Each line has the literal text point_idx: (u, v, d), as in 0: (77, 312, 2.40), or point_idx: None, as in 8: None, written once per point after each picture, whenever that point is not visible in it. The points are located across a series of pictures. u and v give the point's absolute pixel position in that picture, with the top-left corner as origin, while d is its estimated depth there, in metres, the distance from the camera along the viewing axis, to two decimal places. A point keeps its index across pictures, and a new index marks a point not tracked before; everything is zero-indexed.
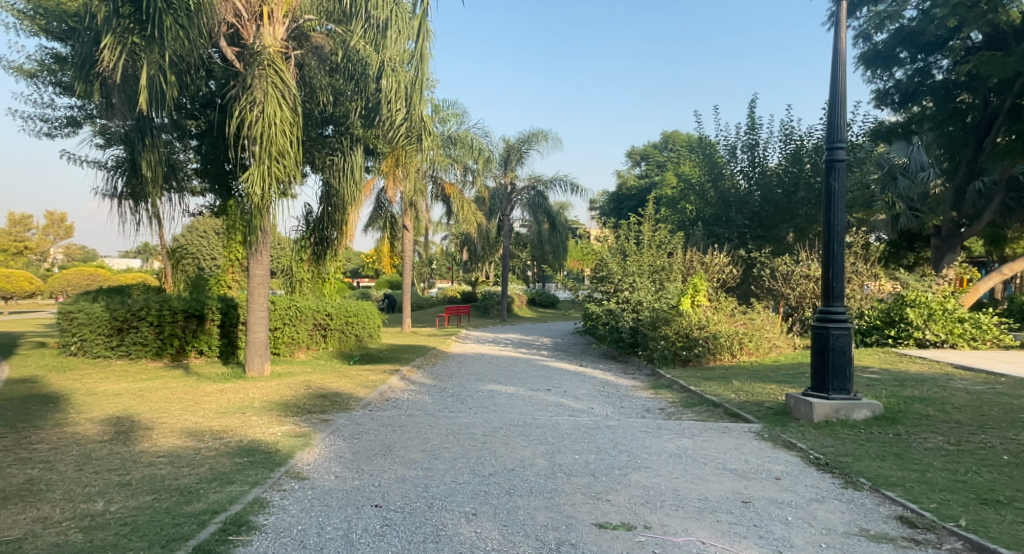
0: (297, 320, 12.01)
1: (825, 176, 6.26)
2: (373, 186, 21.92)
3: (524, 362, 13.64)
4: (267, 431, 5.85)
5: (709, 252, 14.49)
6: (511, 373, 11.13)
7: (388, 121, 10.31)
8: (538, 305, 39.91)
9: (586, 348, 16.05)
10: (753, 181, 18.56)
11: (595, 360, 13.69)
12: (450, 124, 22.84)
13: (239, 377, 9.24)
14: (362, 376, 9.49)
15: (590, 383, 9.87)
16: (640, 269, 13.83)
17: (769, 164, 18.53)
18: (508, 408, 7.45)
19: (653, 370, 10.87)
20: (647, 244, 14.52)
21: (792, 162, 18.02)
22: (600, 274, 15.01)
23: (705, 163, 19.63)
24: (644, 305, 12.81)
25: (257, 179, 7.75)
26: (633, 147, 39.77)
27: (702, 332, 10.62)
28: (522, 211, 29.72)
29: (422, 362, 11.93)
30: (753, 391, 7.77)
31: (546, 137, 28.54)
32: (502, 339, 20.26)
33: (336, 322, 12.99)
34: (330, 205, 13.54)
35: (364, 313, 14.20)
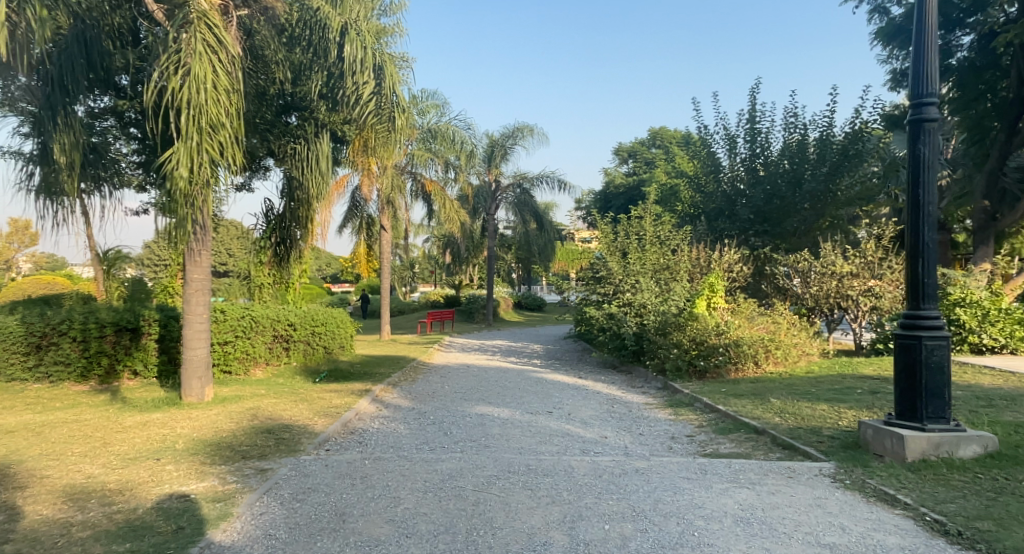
0: (254, 332, 10.38)
1: (909, 141, 4.88)
2: (347, 182, 20.35)
3: (516, 374, 12.16)
4: (179, 493, 4.27)
5: (717, 249, 13.16)
6: (502, 390, 9.64)
7: (354, 97, 8.75)
8: (523, 308, 38.47)
9: (581, 356, 14.62)
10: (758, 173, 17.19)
11: (594, 371, 12.24)
12: (429, 116, 21.33)
13: (173, 404, 7.60)
14: (325, 399, 7.93)
15: (596, 402, 8.43)
16: (642, 269, 12.43)
17: (774, 154, 17.22)
18: (502, 442, 5.94)
19: (666, 384, 9.43)
20: (649, 241, 13.13)
21: (799, 151, 16.77)
22: (596, 275, 13.54)
23: (704, 154, 18.30)
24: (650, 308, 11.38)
25: (184, 159, 6.11)
26: (621, 143, 38.35)
27: (723, 339, 9.21)
28: (508, 209, 28.24)
29: (399, 378, 10.39)
30: (801, 413, 6.38)
31: (531, 132, 27.15)
32: (489, 346, 18.75)
33: (301, 334, 11.44)
34: (294, 200, 11.97)
35: (333, 321, 12.62)
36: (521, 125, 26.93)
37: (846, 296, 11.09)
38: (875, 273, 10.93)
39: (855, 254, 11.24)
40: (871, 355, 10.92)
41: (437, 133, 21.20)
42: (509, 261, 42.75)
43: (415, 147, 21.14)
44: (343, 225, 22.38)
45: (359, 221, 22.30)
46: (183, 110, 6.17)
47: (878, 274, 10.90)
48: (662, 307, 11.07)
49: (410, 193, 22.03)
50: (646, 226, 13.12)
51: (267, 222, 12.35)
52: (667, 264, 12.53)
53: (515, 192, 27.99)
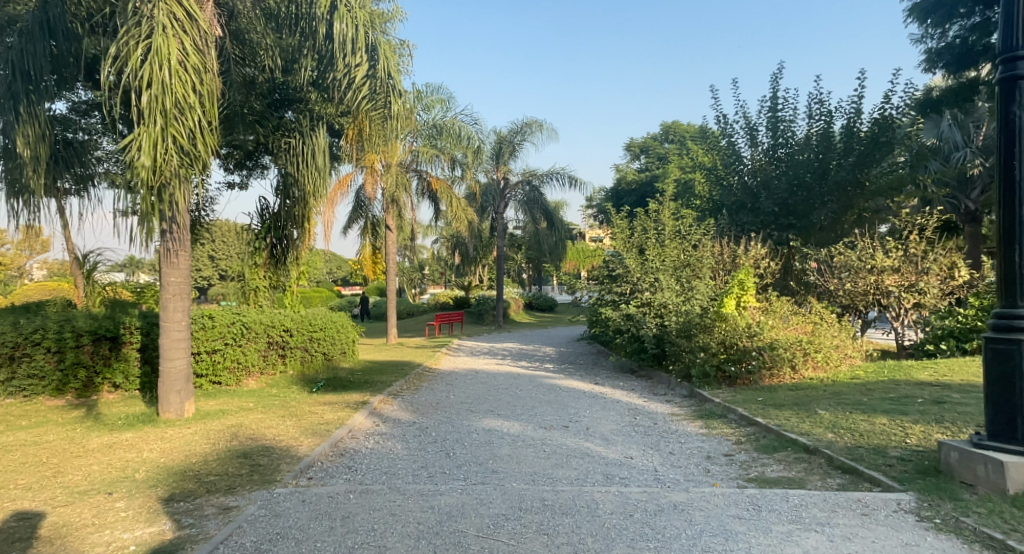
0: (247, 340, 9.67)
1: (998, 104, 4.03)
2: (351, 181, 19.84)
3: (527, 380, 11.36)
4: (119, 543, 3.50)
5: (741, 243, 12.28)
6: (513, 398, 8.85)
7: (346, 82, 8.01)
8: (534, 309, 37.69)
9: (596, 360, 13.81)
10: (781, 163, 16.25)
11: (612, 376, 11.43)
12: (434, 111, 20.60)
13: (148, 422, 6.87)
14: (317, 413, 7.17)
15: (617, 413, 7.62)
16: (663, 265, 11.57)
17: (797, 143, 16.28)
18: (512, 467, 5.14)
19: (693, 392, 8.61)
20: (669, 236, 12.27)
21: (823, 139, 15.83)
22: (611, 273, 12.70)
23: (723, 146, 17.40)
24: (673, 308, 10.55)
25: (148, 146, 5.38)
26: (632, 139, 37.29)
27: (757, 342, 8.36)
28: (517, 207, 27.47)
29: (402, 387, 9.63)
30: (857, 428, 5.53)
31: (540, 127, 26.35)
32: (499, 349, 17.98)
33: (298, 340, 10.69)
34: (290, 197, 11.28)
35: (335, 326, 11.86)
36: (529, 120, 26.14)
37: (886, 292, 10.20)
38: (919, 267, 10.02)
39: (894, 247, 10.34)
40: (917, 356, 9.99)
41: (442, 129, 20.43)
42: (519, 261, 41.97)
43: (420, 143, 20.43)
44: (348, 226, 21.80)
45: (364, 221, 21.69)
46: (146, 90, 5.43)
47: (922, 268, 9.98)
48: (686, 309, 10.23)
49: (415, 191, 21.34)
50: (665, 220, 12.26)
51: (262, 220, 11.68)
52: (689, 259, 11.67)
53: (524, 190, 27.18)
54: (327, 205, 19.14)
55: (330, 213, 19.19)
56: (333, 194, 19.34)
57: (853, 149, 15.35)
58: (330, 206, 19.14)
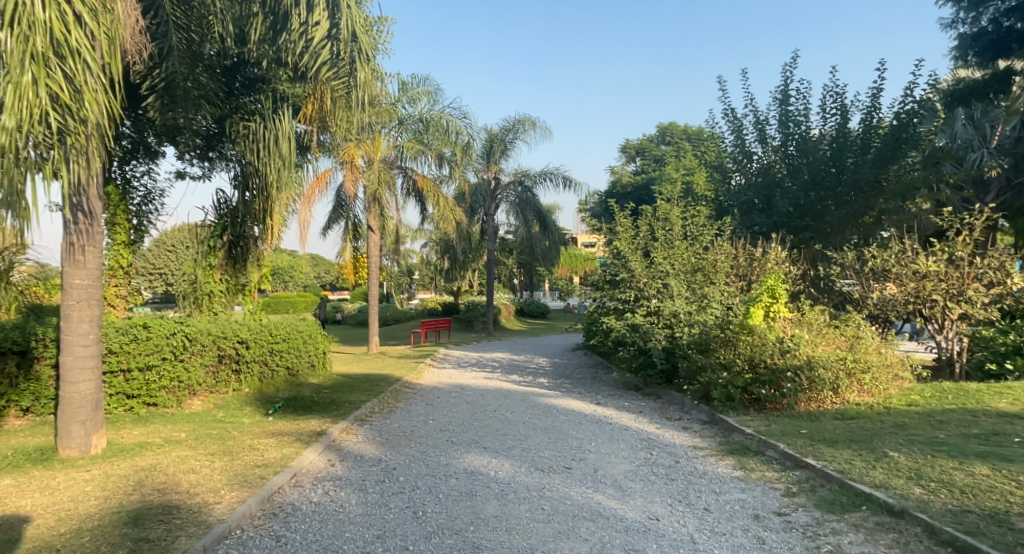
0: (190, 353, 8.24)
1: None
2: (329, 178, 18.56)
3: (518, 399, 9.99)
4: None
5: (759, 244, 10.97)
6: (502, 425, 7.50)
7: (301, 45, 6.66)
8: (525, 315, 36.38)
9: (595, 374, 12.47)
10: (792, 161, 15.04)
11: (614, 394, 10.08)
12: (420, 104, 19.25)
13: (42, 461, 5.45)
14: (258, 448, 5.75)
15: (628, 447, 6.26)
16: (673, 269, 10.21)
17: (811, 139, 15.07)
18: (500, 539, 3.77)
19: (716, 420, 7.27)
20: (678, 237, 10.91)
21: (840, 136, 14.62)
22: (612, 278, 11.37)
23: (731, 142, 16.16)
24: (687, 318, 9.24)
25: (9, 100, 3.96)
26: (627, 141, 35.99)
27: (793, 361, 7.04)
28: (509, 209, 26.15)
29: (373, 411, 8.23)
30: (953, 480, 4.21)
31: (533, 125, 25.11)
32: (489, 360, 16.60)
33: (255, 353, 9.31)
34: (247, 191, 9.91)
35: (301, 336, 10.48)
36: (522, 117, 24.89)
37: (930, 302, 8.94)
38: (966, 272, 8.81)
39: (938, 250, 9.11)
40: (980, 378, 8.93)
41: (428, 123, 19.09)
42: (510, 266, 40.66)
43: (405, 138, 19.05)
44: (327, 227, 20.43)
45: (345, 221, 20.32)
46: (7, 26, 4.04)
47: (971, 274, 8.73)
48: (701, 320, 8.92)
49: (400, 190, 19.98)
50: (674, 218, 10.88)
51: (217, 215, 10.28)
52: (701, 261, 10.33)
53: (516, 191, 25.88)
54: (304, 204, 17.90)
55: (307, 212, 17.91)
56: (310, 192, 18.08)
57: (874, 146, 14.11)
58: (307, 205, 17.90)
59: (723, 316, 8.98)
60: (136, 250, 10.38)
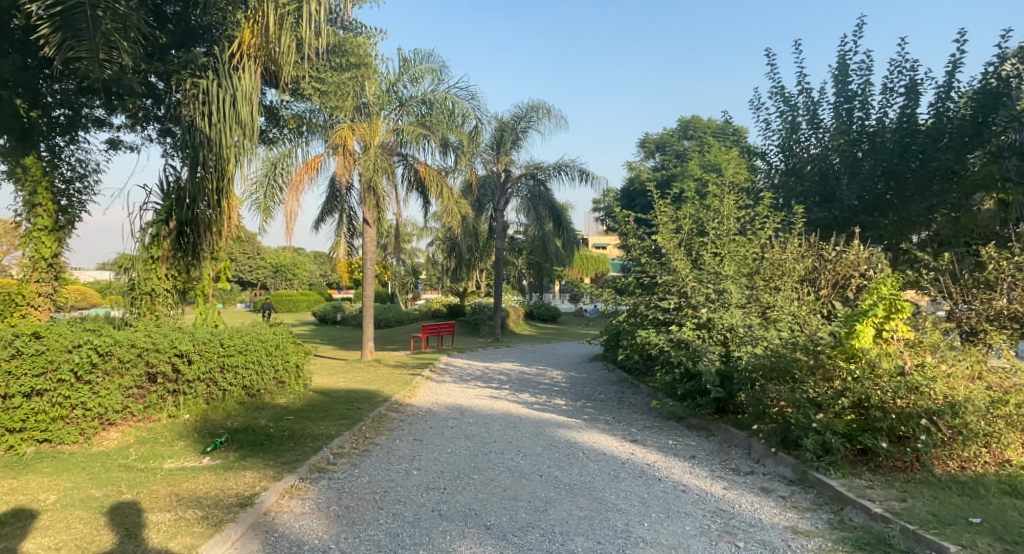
0: (101, 372, 6.32)
1: None
2: (321, 163, 16.70)
3: (532, 431, 7.94)
4: None
5: (831, 241, 8.84)
6: (512, 481, 5.45)
7: None
8: (535, 318, 34.34)
9: (623, 396, 10.40)
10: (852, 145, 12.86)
11: (653, 426, 8.00)
12: (422, 83, 17.12)
13: None
14: (137, 537, 3.77)
15: (701, 535, 4.20)
16: (729, 270, 8.07)
17: (876, 121, 12.86)
18: None
19: (811, 482, 5.20)
20: (731, 230, 8.76)
21: (911, 118, 12.41)
22: (648, 279, 9.31)
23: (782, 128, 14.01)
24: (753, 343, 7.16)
25: None
26: (647, 135, 33.67)
27: (925, 404, 4.94)
28: (520, 205, 24.13)
29: (341, 452, 6.22)
30: None
31: (547, 112, 23.02)
32: (496, 372, 14.55)
33: (198, 369, 7.39)
34: (202, 166, 8.04)
35: (265, 346, 8.49)
36: (535, 103, 22.83)
37: None
38: None
39: None
40: None
41: (432, 106, 17.07)
42: (520, 267, 38.66)
43: (406, 121, 17.06)
44: (321, 219, 18.52)
45: (339, 214, 18.41)
46: None
47: None
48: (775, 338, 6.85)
49: (401, 180, 18.07)
50: (726, 207, 8.73)
51: (164, 195, 8.40)
52: (763, 260, 8.18)
53: (527, 184, 23.86)
54: (290, 191, 16.03)
55: (293, 200, 16.03)
56: (299, 178, 16.15)
57: (951, 128, 11.91)
58: (293, 193, 16.05)
59: (801, 333, 6.88)
60: (65, 237, 8.47)
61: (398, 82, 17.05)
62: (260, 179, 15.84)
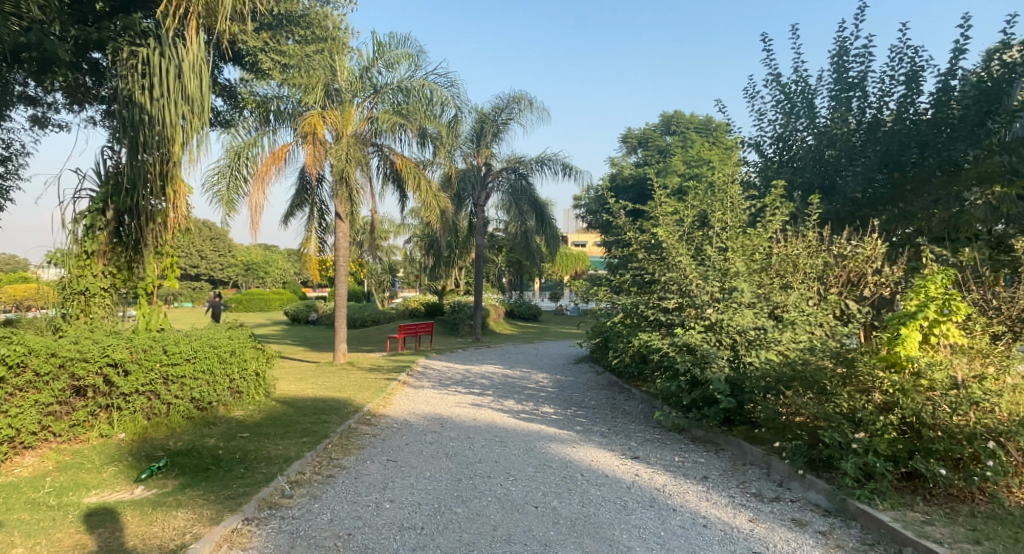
0: (10, 386, 5.45)
1: None
2: (289, 153, 15.63)
3: (520, 446, 7.09)
4: None
5: (843, 234, 8.13)
6: (502, 516, 4.59)
7: None
8: (515, 317, 33.52)
9: (617, 404, 9.60)
10: (855, 134, 12.19)
11: (654, 440, 7.20)
12: (398, 69, 16.13)
13: None
14: None
15: None
16: (738, 267, 7.31)
17: (879, 110, 12.18)
18: None
19: (856, 514, 4.45)
20: (738, 223, 8.00)
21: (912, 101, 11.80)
22: (646, 276, 8.52)
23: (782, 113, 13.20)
24: (775, 360, 6.43)
25: None
26: (629, 129, 32.96)
27: (991, 423, 4.30)
28: (500, 200, 23.26)
29: (299, 481, 5.29)
30: None
31: (529, 103, 22.16)
32: (477, 376, 13.67)
33: (136, 382, 6.43)
34: (141, 148, 7.03)
35: (219, 352, 7.52)
36: (517, 94, 21.97)
37: None
38: None
39: None
40: None
41: (408, 93, 16.14)
42: (500, 264, 37.81)
43: (381, 109, 16.09)
44: (290, 213, 17.45)
45: (309, 207, 17.35)
46: None
47: None
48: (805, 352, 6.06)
49: (376, 172, 17.10)
50: (733, 197, 7.95)
51: (100, 181, 7.37)
52: (771, 255, 7.45)
53: (508, 178, 22.98)
54: (256, 183, 14.86)
55: (259, 193, 14.87)
56: (266, 169, 14.96)
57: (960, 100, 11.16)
58: (259, 184, 14.92)
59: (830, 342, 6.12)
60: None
61: (372, 67, 16.08)
62: (223, 169, 14.91)
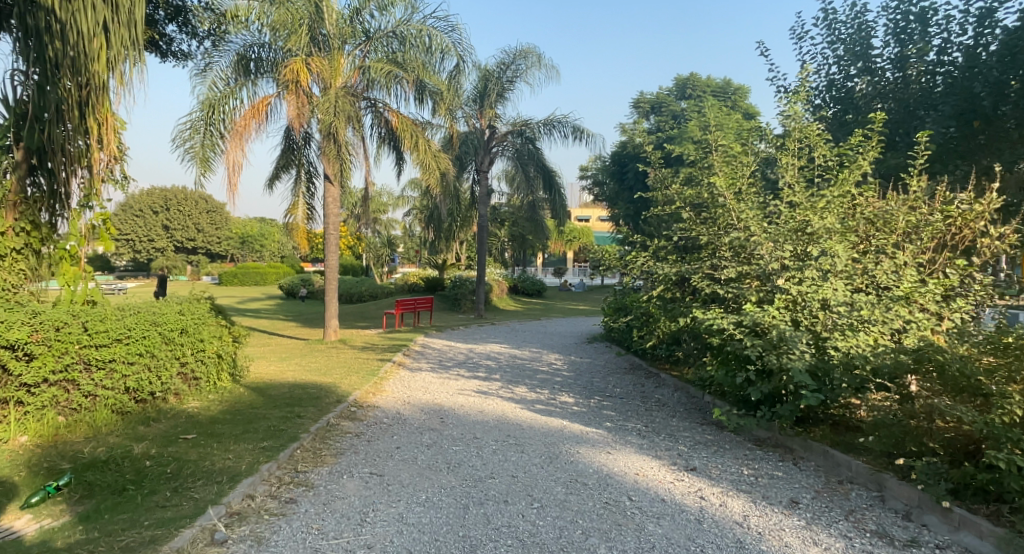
0: None
1: None
2: (271, 106, 13.94)
3: (542, 450, 5.59)
4: None
5: (943, 190, 6.51)
6: None
7: None
8: (519, 294, 32.04)
9: (650, 395, 8.13)
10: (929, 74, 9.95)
11: (710, 444, 5.71)
12: (393, 11, 14.32)
13: None
14: None
15: None
16: (821, 226, 5.71)
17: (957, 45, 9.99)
18: None
19: None
20: (812, 173, 6.39)
21: (990, 21, 9.67)
22: (693, 240, 6.95)
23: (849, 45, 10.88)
24: (879, 352, 4.92)
25: None
26: (641, 95, 31.00)
27: None
28: (506, 166, 21.52)
29: (244, 510, 3.86)
30: None
31: (538, 58, 20.33)
32: (483, 357, 12.19)
33: (43, 369, 5.00)
34: (53, 70, 5.41)
35: (164, 331, 6.03)
36: (524, 48, 20.16)
37: None
38: None
39: None
40: None
41: (403, 39, 14.43)
42: (503, 238, 36.21)
43: (374, 58, 14.43)
44: (276, 176, 15.86)
45: (297, 170, 15.73)
46: None
47: None
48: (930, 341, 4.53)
49: (370, 131, 15.48)
50: (809, 139, 6.30)
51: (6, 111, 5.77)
52: (855, 210, 5.88)
53: (514, 141, 21.25)
54: (233, 140, 13.18)
55: (237, 150, 13.20)
56: (244, 123, 13.28)
57: None
58: (236, 141, 13.23)
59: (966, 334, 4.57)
60: None
61: (364, 9, 14.31)
62: (195, 123, 13.26)
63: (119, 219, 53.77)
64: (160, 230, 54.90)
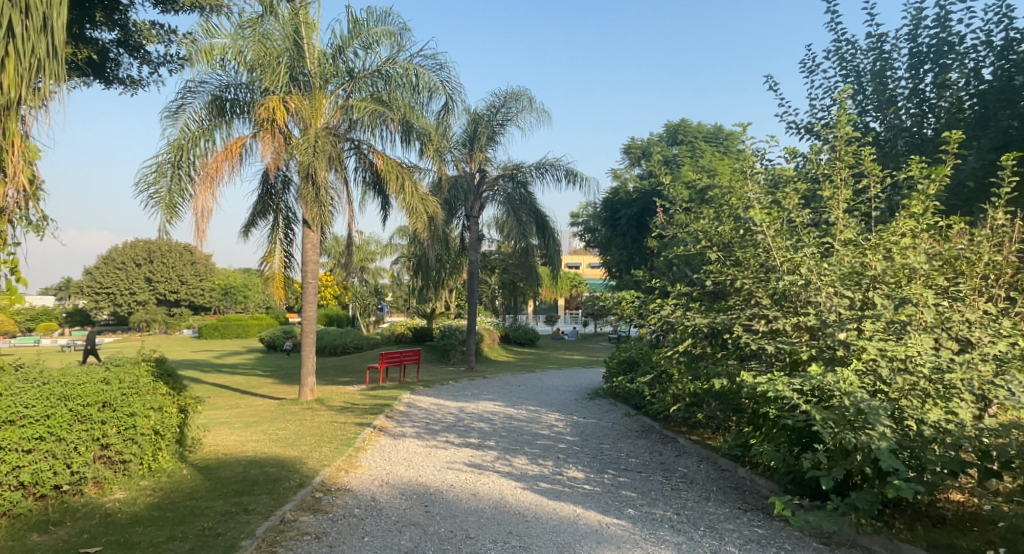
0: None
1: None
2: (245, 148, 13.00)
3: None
4: None
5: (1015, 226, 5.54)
6: None
7: None
8: (511, 343, 30.81)
9: (672, 467, 6.92)
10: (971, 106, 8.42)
11: (766, 543, 4.50)
12: (378, 49, 13.61)
13: None
14: None
15: None
16: (889, 269, 4.70)
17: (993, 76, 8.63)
18: None
19: None
20: (864, 206, 5.41)
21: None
22: (724, 287, 5.92)
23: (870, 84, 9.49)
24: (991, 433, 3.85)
25: None
26: (632, 140, 30.66)
27: None
28: (498, 211, 20.65)
29: None
30: None
31: (529, 101, 19.80)
32: (476, 419, 10.92)
33: None
34: None
35: (78, 406, 4.85)
36: (515, 91, 19.68)
37: None
38: None
39: None
40: None
41: (388, 78, 13.67)
42: (494, 286, 35.15)
43: (358, 98, 13.61)
44: (252, 222, 14.82)
45: (274, 216, 14.71)
46: None
47: None
48: None
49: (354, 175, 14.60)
50: (858, 169, 5.39)
51: None
52: (926, 250, 4.88)
53: (506, 186, 20.51)
54: (202, 184, 12.12)
55: (206, 195, 12.15)
56: (215, 165, 12.28)
57: None
58: (206, 184, 12.20)
59: None
60: None
61: (347, 47, 13.61)
62: (162, 166, 12.25)
63: (101, 271, 52.43)
64: (142, 283, 53.44)
